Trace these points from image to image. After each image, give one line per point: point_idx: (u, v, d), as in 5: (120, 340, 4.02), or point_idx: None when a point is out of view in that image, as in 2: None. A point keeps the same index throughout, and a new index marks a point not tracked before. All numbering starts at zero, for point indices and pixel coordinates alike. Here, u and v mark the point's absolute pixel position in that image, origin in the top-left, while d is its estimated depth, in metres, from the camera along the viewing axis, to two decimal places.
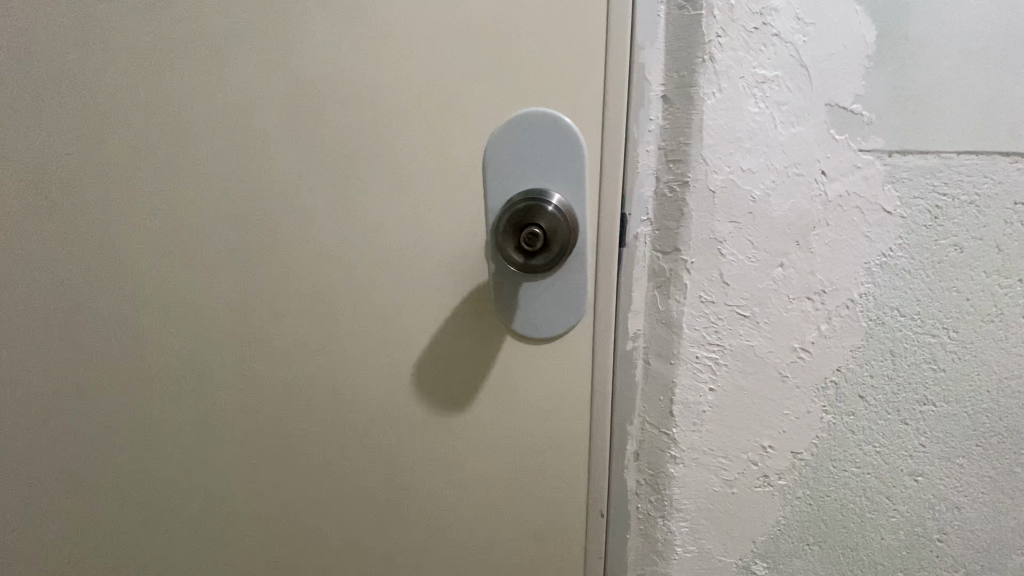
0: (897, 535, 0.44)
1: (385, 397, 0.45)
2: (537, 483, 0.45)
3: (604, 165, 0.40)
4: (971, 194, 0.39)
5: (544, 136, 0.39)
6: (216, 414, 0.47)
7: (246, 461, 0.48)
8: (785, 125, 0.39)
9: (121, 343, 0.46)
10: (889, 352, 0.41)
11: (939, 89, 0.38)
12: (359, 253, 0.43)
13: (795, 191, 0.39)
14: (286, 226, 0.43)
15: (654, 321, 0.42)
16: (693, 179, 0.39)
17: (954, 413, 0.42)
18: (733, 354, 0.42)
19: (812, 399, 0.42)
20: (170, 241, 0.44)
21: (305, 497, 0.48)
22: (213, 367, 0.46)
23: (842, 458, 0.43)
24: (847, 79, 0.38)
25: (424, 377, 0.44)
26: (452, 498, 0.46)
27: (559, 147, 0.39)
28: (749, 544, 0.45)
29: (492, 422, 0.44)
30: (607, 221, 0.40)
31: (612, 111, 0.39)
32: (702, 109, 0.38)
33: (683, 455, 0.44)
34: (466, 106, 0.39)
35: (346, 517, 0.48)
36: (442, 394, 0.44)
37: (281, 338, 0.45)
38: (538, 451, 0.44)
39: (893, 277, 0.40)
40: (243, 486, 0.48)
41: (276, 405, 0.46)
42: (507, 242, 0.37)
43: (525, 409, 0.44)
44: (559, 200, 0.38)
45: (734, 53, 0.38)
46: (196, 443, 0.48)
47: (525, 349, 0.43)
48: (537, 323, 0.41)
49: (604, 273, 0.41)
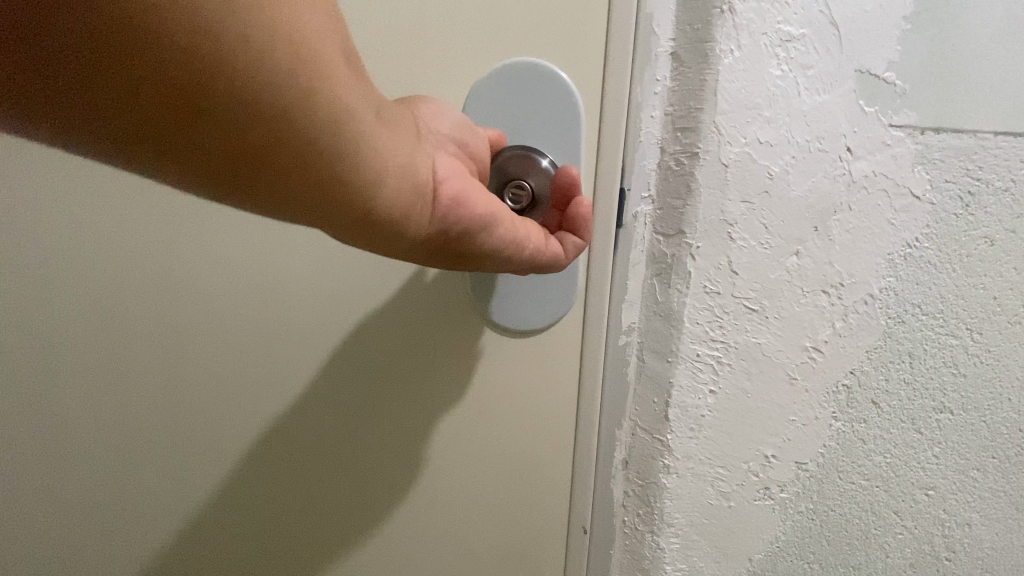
0: (903, 552, 0.40)
1: (343, 392, 0.39)
2: (513, 492, 0.40)
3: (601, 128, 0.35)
4: (1006, 179, 0.35)
5: (534, 87, 0.34)
6: (140, 415, 0.41)
7: (179, 465, 0.42)
8: (810, 93, 0.33)
9: (28, 327, 0.39)
10: (907, 354, 0.37)
11: (979, 58, 0.34)
12: (302, 261, 0.37)
13: (817, 169, 0.34)
14: (216, 235, 0.37)
15: (651, 313, 0.37)
16: (704, 150, 0.34)
17: (971, 422, 0.38)
18: (737, 352, 0.37)
19: (823, 405, 0.38)
20: (76, 226, 0.37)
21: (249, 504, 0.42)
22: (137, 363, 0.39)
23: (850, 470, 0.39)
24: (881, 42, 0.33)
25: (388, 371, 0.39)
26: (417, 507, 0.41)
27: (550, 106, 0.35)
28: (744, 562, 0.41)
29: (465, 423, 0.39)
30: (601, 197, 0.35)
31: (612, 67, 0.34)
32: (717, 69, 0.33)
33: (677, 465, 0.39)
34: (443, 58, 0.34)
35: (300, 523, 0.43)
36: (407, 392, 0.39)
37: (218, 326, 0.38)
38: (516, 455, 0.40)
39: (917, 271, 0.36)
40: (178, 494, 0.42)
41: (211, 404, 0.40)
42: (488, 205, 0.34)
43: (502, 407, 0.39)
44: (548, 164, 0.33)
45: (758, 4, 0.32)
46: (119, 446, 0.41)
47: (504, 340, 0.38)
48: (516, 306, 0.37)
49: (595, 256, 0.36)
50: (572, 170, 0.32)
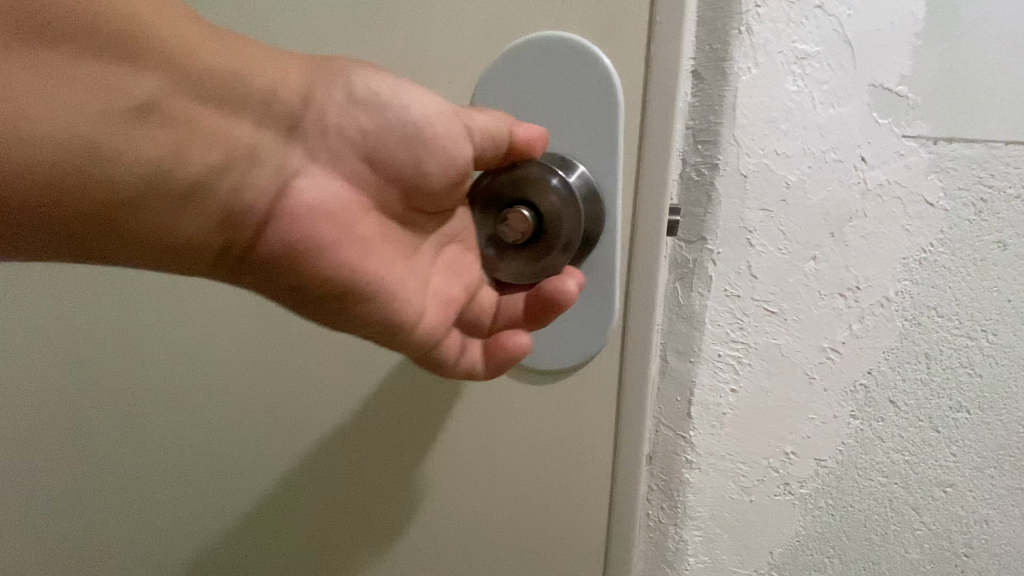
0: (922, 548, 0.42)
1: (370, 405, 0.38)
2: (539, 513, 0.38)
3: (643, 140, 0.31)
4: (1019, 187, 0.37)
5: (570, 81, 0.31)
6: (195, 425, 0.41)
7: (225, 472, 0.42)
8: (824, 106, 0.36)
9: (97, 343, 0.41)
10: (923, 355, 0.38)
11: (991, 71, 0.35)
12: None
13: (833, 178, 0.36)
14: None
15: (674, 316, 0.39)
16: (723, 161, 0.36)
17: (988, 421, 0.39)
18: (758, 352, 0.39)
19: (840, 404, 0.39)
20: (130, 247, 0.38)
21: (284, 512, 0.42)
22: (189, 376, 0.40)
23: (868, 468, 0.40)
24: (894, 57, 0.35)
25: (413, 393, 0.37)
26: (433, 522, 0.40)
27: (585, 105, 0.31)
28: (766, 555, 0.42)
29: (489, 442, 0.37)
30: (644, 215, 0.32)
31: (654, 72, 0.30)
32: (735, 85, 0.35)
33: (699, 460, 0.40)
34: (469, 59, 0.32)
35: (328, 536, 0.42)
36: (432, 415, 0.37)
37: (239, 348, 0.39)
38: (543, 491, 0.37)
39: (931, 275, 0.37)
40: (222, 500, 0.43)
41: (253, 414, 0.40)
42: (486, 221, 0.31)
43: (527, 438, 0.37)
44: (557, 186, 0.29)
45: (773, 25, 0.35)
46: (178, 454, 0.42)
47: (539, 358, 0.35)
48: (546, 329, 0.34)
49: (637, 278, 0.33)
50: (570, 285, 0.30)
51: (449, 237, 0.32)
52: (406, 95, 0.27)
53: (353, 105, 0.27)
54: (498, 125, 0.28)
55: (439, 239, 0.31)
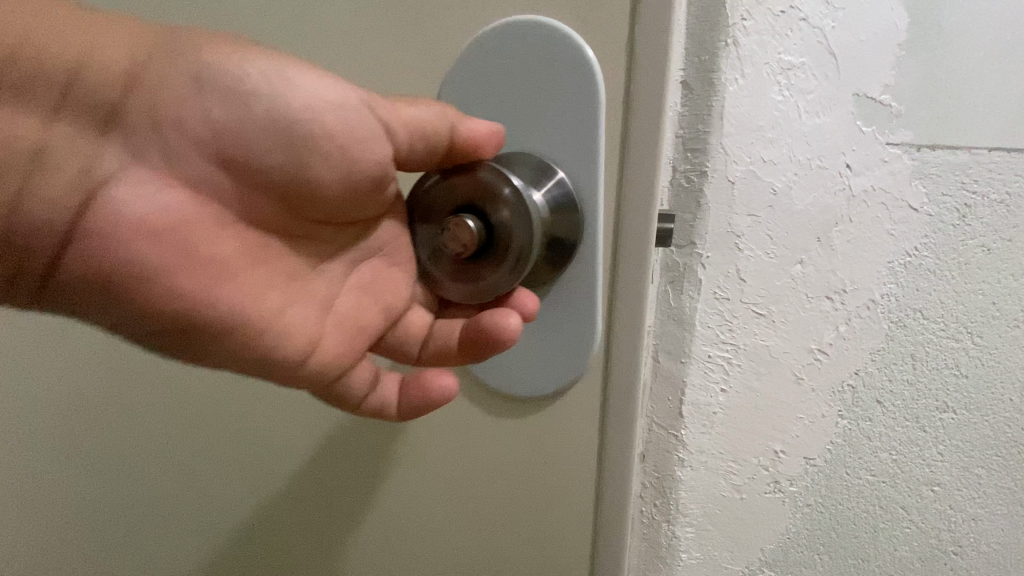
0: (911, 546, 0.42)
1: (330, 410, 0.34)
2: (517, 535, 0.32)
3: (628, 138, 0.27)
4: (1002, 192, 0.38)
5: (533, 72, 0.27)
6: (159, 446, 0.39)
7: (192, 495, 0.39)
8: (810, 115, 0.37)
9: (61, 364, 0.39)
10: (910, 356, 0.39)
11: (973, 80, 0.36)
12: None
13: (818, 184, 0.37)
14: None
15: (665, 318, 0.40)
16: (711, 168, 0.37)
17: (974, 421, 0.40)
18: (747, 353, 0.40)
19: (828, 404, 0.40)
20: None
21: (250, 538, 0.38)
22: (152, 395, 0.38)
23: (856, 466, 0.41)
24: (877, 67, 0.36)
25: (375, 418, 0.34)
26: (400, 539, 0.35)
27: (561, 92, 0.27)
28: (757, 551, 0.43)
29: (457, 449, 0.32)
30: (630, 223, 0.28)
31: (640, 70, 0.26)
32: (723, 96, 0.36)
33: (691, 458, 0.42)
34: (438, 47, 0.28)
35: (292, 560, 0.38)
36: (395, 442, 0.33)
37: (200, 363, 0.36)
38: (519, 532, 0.32)
39: (917, 278, 0.38)
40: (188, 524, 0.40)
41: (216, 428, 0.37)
42: (425, 226, 0.26)
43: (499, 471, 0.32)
44: (508, 199, 0.24)
45: (759, 38, 0.36)
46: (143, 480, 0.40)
47: (508, 368, 0.30)
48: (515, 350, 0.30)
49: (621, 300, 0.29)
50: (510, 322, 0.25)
51: (370, 251, 0.27)
52: (281, 80, 0.22)
53: (200, 91, 0.22)
54: (432, 120, 0.24)
55: (356, 254, 0.27)
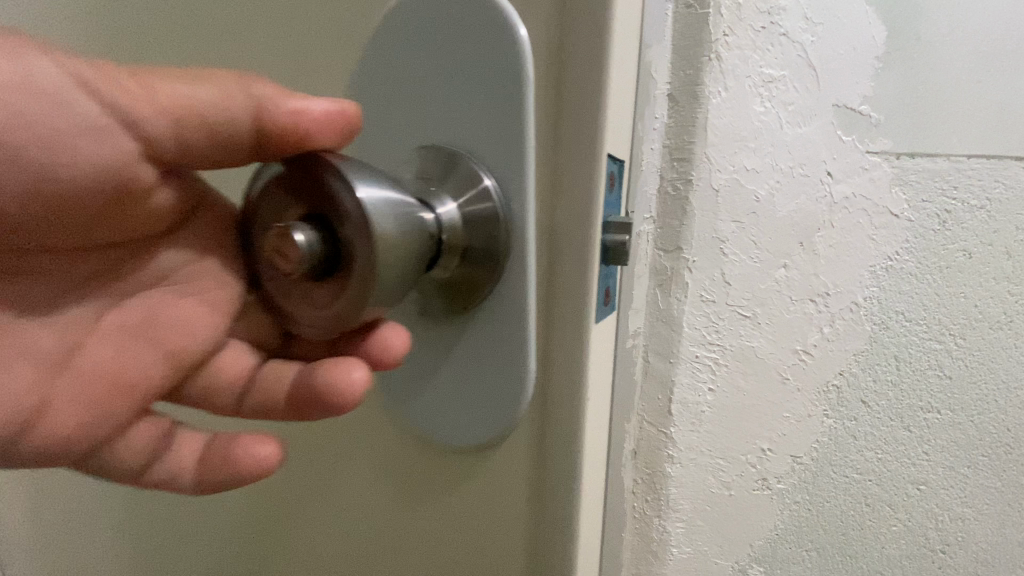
0: (898, 544, 0.43)
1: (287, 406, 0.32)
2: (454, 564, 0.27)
3: (559, 143, 0.24)
4: (982, 198, 0.39)
5: (438, 64, 0.24)
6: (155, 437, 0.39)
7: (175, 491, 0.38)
8: (791, 126, 0.38)
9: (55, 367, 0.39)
10: (893, 357, 0.41)
11: (949, 91, 0.38)
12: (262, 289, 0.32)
13: (801, 192, 0.39)
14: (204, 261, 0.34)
15: (655, 320, 0.42)
16: (697, 177, 0.39)
17: (959, 421, 0.41)
18: (733, 353, 0.41)
19: (814, 404, 0.42)
20: None
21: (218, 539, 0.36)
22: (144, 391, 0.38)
23: (843, 464, 0.42)
24: (855, 80, 0.38)
25: (309, 457, 0.32)
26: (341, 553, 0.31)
27: (488, 85, 0.23)
28: (746, 547, 0.44)
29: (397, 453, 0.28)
30: (568, 238, 0.24)
31: (581, 70, 0.23)
32: (706, 108, 0.38)
33: (680, 455, 0.43)
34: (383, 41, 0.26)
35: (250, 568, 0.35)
36: (330, 483, 0.31)
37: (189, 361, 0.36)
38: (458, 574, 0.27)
39: (899, 281, 0.40)
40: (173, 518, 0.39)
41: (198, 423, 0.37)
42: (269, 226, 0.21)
43: (423, 526, 0.28)
44: (354, 213, 0.18)
45: (741, 52, 0.38)
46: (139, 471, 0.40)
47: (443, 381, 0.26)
48: (438, 378, 0.26)
49: (559, 319, 0.25)
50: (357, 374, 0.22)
51: (155, 278, 0.26)
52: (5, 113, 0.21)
53: None
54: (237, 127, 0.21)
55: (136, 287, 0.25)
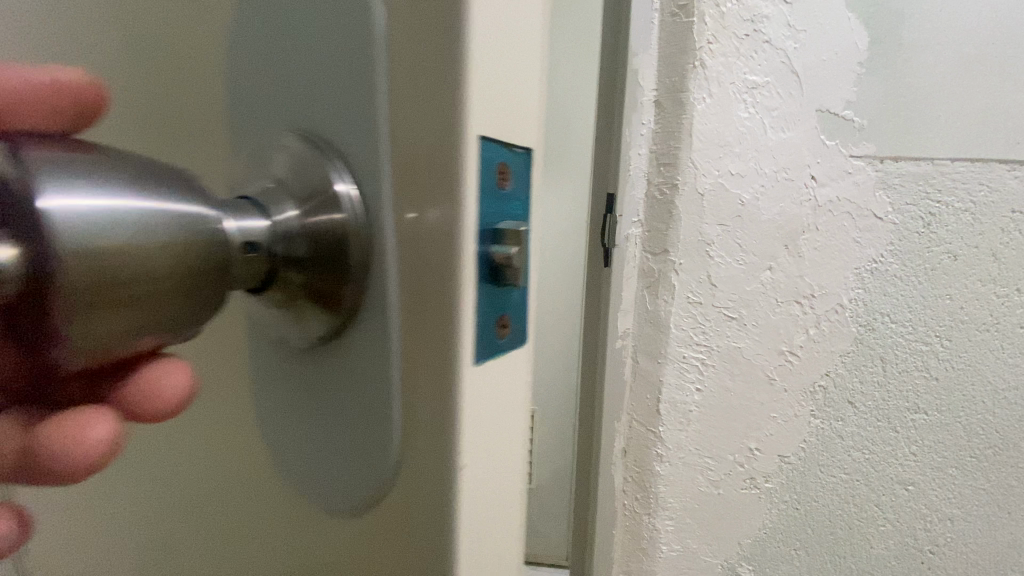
0: (887, 544, 0.44)
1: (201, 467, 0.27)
2: None
3: (408, 102, 0.16)
4: (966, 201, 0.39)
5: (300, 40, 0.19)
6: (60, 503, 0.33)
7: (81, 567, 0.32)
8: (775, 131, 0.39)
9: None
10: (879, 358, 0.41)
11: (932, 95, 0.38)
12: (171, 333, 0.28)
13: (785, 195, 0.40)
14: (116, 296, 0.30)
15: (643, 321, 0.43)
16: (682, 181, 0.40)
17: (946, 423, 0.42)
18: (720, 354, 0.42)
19: (801, 404, 0.42)
20: None
21: None
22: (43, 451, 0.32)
23: (830, 465, 0.43)
24: (838, 85, 0.39)
25: (223, 524, 0.27)
26: None
27: (337, 60, 0.18)
28: (735, 546, 0.45)
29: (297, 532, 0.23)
30: (425, 240, 0.16)
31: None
32: (691, 114, 0.39)
33: (669, 454, 0.44)
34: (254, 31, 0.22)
35: None
36: (236, 547, 0.26)
37: None
38: None
39: (884, 284, 0.40)
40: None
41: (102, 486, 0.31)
42: None
43: None
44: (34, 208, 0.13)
45: (725, 59, 0.39)
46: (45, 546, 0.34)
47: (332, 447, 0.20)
48: (323, 441, 0.20)
49: (435, 379, 0.16)
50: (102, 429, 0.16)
51: None
52: None
53: None
54: None
55: None
